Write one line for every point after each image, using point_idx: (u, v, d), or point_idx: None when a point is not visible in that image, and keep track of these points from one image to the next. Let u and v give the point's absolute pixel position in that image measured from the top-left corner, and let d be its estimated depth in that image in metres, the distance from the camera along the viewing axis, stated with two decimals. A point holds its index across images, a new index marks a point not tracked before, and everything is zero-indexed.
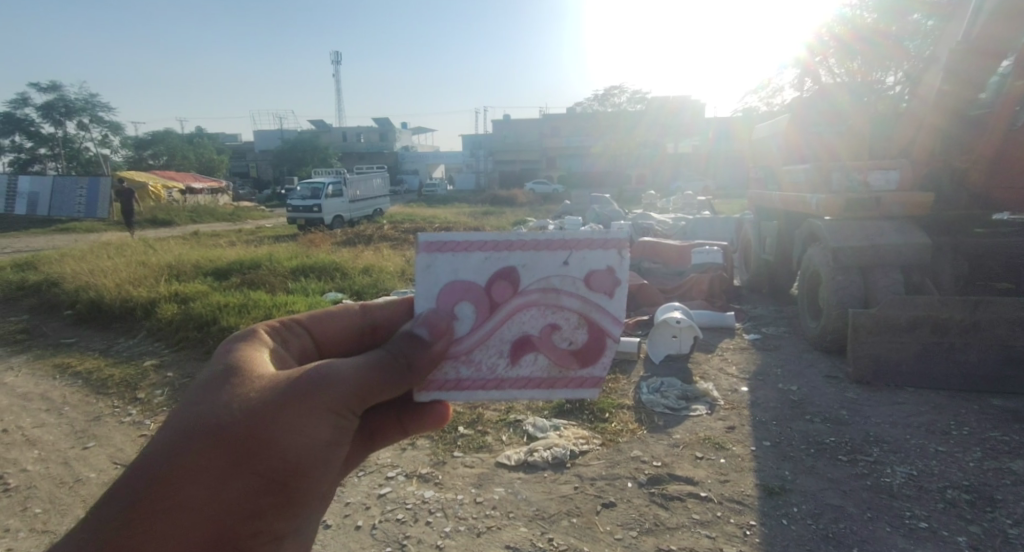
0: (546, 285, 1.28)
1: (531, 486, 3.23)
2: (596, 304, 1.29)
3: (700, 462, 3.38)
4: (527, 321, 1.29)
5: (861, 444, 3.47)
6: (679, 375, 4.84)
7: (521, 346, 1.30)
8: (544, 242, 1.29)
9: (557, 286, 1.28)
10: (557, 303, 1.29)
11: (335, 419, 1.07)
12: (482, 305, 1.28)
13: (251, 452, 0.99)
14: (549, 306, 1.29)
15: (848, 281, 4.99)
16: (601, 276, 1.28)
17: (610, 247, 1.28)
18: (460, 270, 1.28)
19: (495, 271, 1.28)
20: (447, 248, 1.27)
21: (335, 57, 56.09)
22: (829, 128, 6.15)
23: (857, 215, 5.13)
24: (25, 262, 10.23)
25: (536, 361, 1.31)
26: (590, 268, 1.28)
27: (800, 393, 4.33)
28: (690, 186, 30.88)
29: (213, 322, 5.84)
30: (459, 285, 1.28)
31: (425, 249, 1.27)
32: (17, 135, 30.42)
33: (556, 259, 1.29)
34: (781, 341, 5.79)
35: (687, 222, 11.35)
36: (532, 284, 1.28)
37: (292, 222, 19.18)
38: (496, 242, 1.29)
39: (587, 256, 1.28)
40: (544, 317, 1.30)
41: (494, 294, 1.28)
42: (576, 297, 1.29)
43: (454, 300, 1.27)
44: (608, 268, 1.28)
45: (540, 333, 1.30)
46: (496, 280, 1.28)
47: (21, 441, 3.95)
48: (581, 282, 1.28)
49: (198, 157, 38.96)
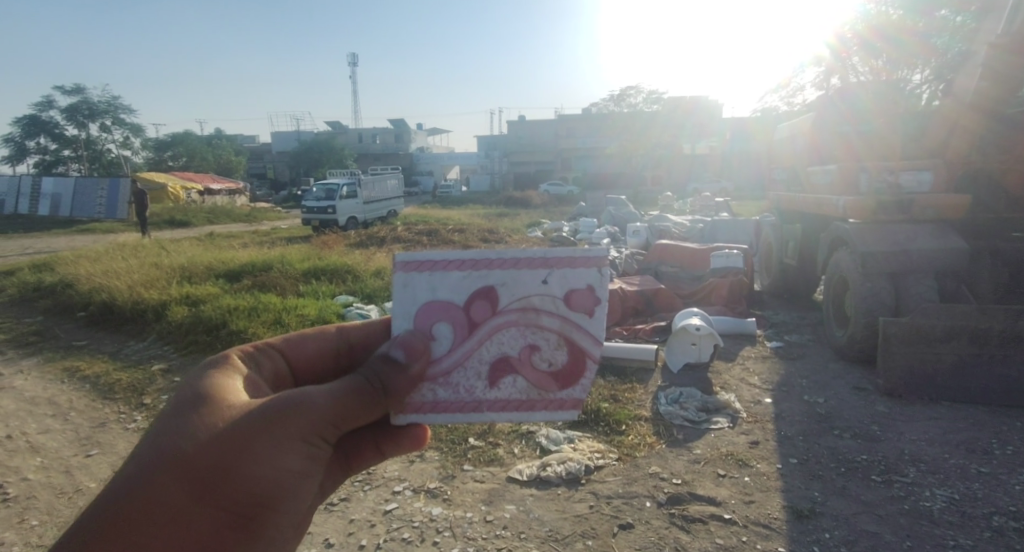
0: (525, 303, 1.21)
1: (544, 504, 3.07)
2: (575, 324, 1.20)
3: (723, 481, 3.20)
4: (506, 340, 1.21)
5: (896, 463, 3.26)
6: (699, 385, 4.65)
7: (500, 366, 1.22)
8: (522, 259, 1.22)
9: (536, 305, 1.21)
10: (535, 322, 1.21)
11: (305, 443, 1.03)
12: (460, 324, 1.21)
13: (217, 479, 0.95)
14: (528, 325, 1.21)
15: (877, 287, 4.74)
16: (581, 294, 1.20)
17: (591, 264, 1.20)
18: (438, 288, 1.23)
19: (473, 289, 1.22)
20: (426, 267, 1.24)
21: (351, 59, 56.59)
22: (850, 128, 5.89)
23: (884, 219, 4.90)
24: (43, 263, 10.33)
25: (516, 383, 1.22)
26: (570, 286, 1.20)
27: (828, 406, 4.12)
28: (707, 187, 30.50)
29: (222, 325, 5.76)
30: (437, 303, 1.22)
31: (403, 268, 1.23)
32: (41, 136, 31.06)
33: (535, 276, 1.21)
34: (805, 349, 5.57)
35: (705, 224, 11.11)
36: (511, 303, 1.21)
37: (307, 222, 19.23)
38: (476, 259, 1.23)
39: (567, 274, 1.20)
40: (523, 338, 1.22)
41: (472, 313, 1.22)
42: (554, 316, 1.20)
43: (432, 318, 1.22)
44: (587, 287, 1.19)
45: (519, 354, 1.22)
46: (474, 299, 1.22)
47: (25, 448, 3.94)
48: (561, 301, 1.20)
49: (215, 158, 39.44)
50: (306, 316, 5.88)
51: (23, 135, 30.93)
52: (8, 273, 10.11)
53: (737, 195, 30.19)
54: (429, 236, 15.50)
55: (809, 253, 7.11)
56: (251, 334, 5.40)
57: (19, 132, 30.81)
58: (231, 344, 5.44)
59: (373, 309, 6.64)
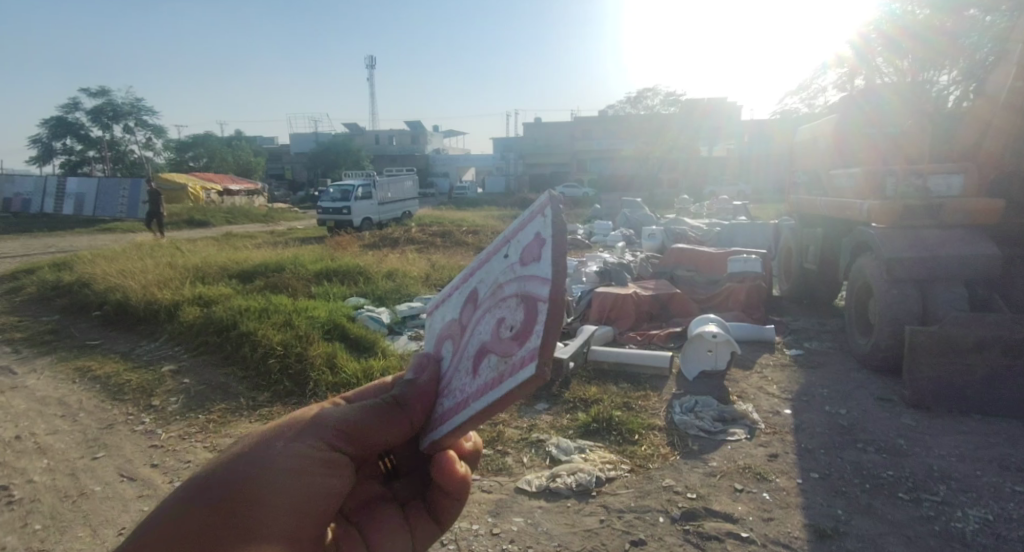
0: (494, 286, 1.05)
1: (553, 517, 2.96)
2: (527, 274, 0.91)
3: (740, 496, 3.06)
4: (482, 329, 1.03)
5: (925, 480, 3.10)
6: (715, 394, 4.51)
7: (480, 356, 1.00)
8: (495, 250, 1.12)
9: (501, 282, 1.03)
10: (501, 298, 1.00)
11: (312, 443, 1.02)
12: (458, 335, 1.15)
13: (229, 478, 0.94)
14: (496, 304, 1.01)
15: (904, 294, 4.56)
16: (529, 245, 0.96)
17: (536, 212, 0.98)
18: (450, 316, 1.25)
19: (467, 300, 1.18)
20: (444, 305, 1.30)
21: (369, 61, 56.91)
22: (877, 130, 5.70)
23: (913, 223, 4.72)
24: (62, 262, 10.47)
25: (489, 364, 0.94)
26: (524, 245, 0.98)
27: (851, 418, 3.95)
28: (724, 189, 30.17)
29: (233, 326, 5.75)
30: (448, 328, 1.22)
31: (431, 316, 1.35)
32: (66, 137, 31.65)
33: (503, 258, 1.06)
34: (826, 358, 5.39)
35: (722, 228, 10.90)
36: (486, 294, 1.08)
37: (322, 223, 19.31)
38: (471, 276, 1.21)
39: (520, 236, 1.00)
40: (495, 319, 1.00)
41: (465, 321, 1.14)
42: (513, 282, 0.97)
43: (445, 342, 1.20)
44: (535, 235, 0.94)
45: (491, 337, 0.98)
46: (467, 308, 1.16)
47: (32, 449, 3.95)
48: (517, 264, 0.97)
49: (235, 158, 39.93)
50: (316, 317, 5.83)
51: (49, 136, 31.52)
52: (27, 272, 10.24)
53: (755, 197, 29.79)
54: (443, 237, 15.44)
55: (831, 258, 6.91)
56: (260, 336, 5.36)
57: (46, 133, 31.46)
58: (240, 346, 5.41)
59: (384, 312, 6.59)
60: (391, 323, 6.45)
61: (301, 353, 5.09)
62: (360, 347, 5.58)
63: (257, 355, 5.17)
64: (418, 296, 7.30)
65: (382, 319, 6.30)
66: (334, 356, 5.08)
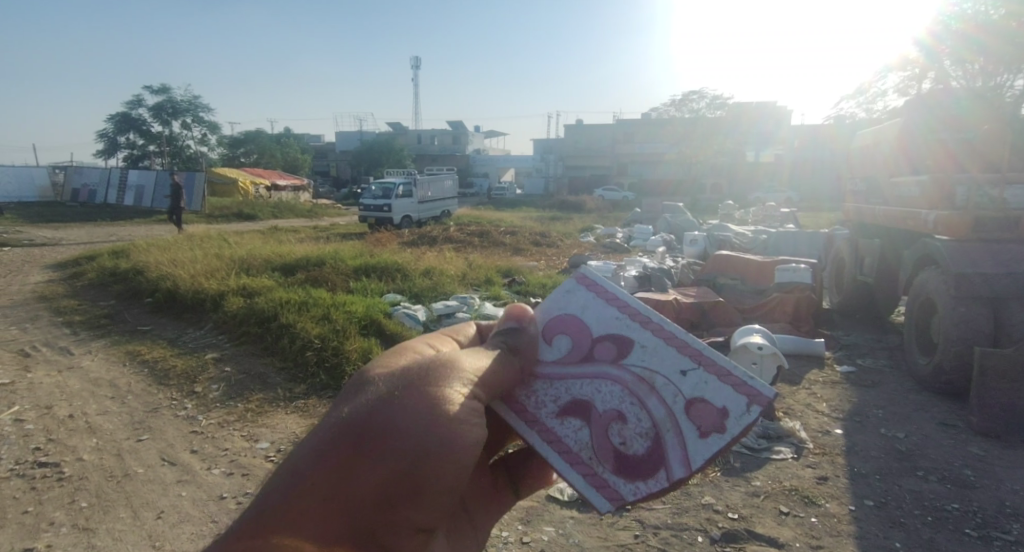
0: (645, 374, 1.09)
1: (586, 529, 2.87)
2: (680, 430, 1.02)
3: (786, 519, 2.90)
4: (606, 393, 1.10)
5: (995, 517, 2.88)
6: (759, 409, 4.31)
7: (578, 407, 1.10)
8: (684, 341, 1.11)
9: (656, 383, 1.08)
10: (643, 398, 1.07)
11: (469, 422, 0.94)
12: (579, 349, 1.16)
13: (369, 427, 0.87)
14: (636, 397, 1.08)
15: (973, 313, 4.26)
16: (706, 409, 1.02)
17: (743, 392, 1.02)
18: (588, 312, 1.20)
19: (614, 332, 1.16)
20: (596, 288, 1.24)
21: (415, 63, 58.01)
22: (952, 134, 5.36)
23: (985, 237, 4.46)
24: (119, 250, 10.92)
25: (579, 431, 1.08)
26: (704, 395, 1.04)
27: (909, 443, 3.72)
28: (773, 198, 29.31)
29: (274, 318, 5.85)
30: (574, 320, 1.20)
31: (580, 281, 1.24)
32: (130, 132, 33.19)
33: (673, 362, 1.09)
34: (882, 377, 5.09)
35: (768, 235, 10.54)
36: (634, 364, 1.11)
37: (364, 220, 19.64)
38: (642, 312, 1.17)
39: (710, 382, 1.04)
40: (620, 402, 1.08)
41: (597, 352, 1.15)
42: (663, 404, 1.06)
43: (557, 331, 1.19)
44: (721, 409, 1.01)
45: (603, 411, 1.09)
46: (605, 341, 1.15)
47: (83, 428, 4.11)
48: (683, 399, 1.05)
49: (284, 156, 41.13)
50: (354, 312, 5.88)
51: (115, 131, 33.05)
52: (87, 258, 10.74)
53: (807, 205, 28.86)
54: (482, 237, 15.49)
55: (889, 271, 6.56)
56: (300, 328, 5.44)
57: (111, 127, 32.98)
58: (280, 338, 5.50)
59: (420, 309, 6.61)
60: (427, 322, 6.45)
61: (338, 347, 5.13)
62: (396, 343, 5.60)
63: (296, 348, 5.24)
64: (454, 296, 7.32)
65: (418, 316, 6.32)
66: (370, 351, 5.10)
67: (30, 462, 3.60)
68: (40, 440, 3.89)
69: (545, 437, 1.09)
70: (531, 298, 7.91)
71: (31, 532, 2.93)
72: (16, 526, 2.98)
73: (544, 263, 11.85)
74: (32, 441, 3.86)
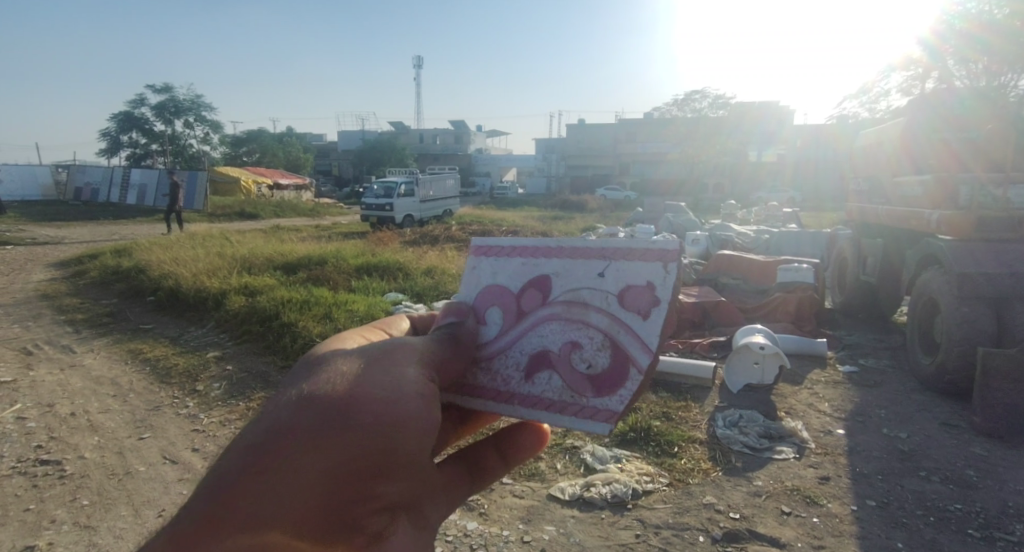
0: (573, 296, 1.23)
1: (587, 528, 2.87)
2: (624, 323, 1.14)
3: (788, 519, 2.89)
4: (550, 334, 1.23)
5: (998, 518, 2.87)
6: (761, 409, 4.30)
7: (539, 361, 1.22)
8: (586, 252, 1.27)
9: (586, 299, 1.21)
10: (582, 318, 1.20)
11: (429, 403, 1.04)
12: (510, 311, 1.31)
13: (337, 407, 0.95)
14: (575, 320, 1.21)
15: (975, 313, 4.25)
16: (636, 291, 1.15)
17: (652, 259, 1.15)
18: (499, 273, 1.39)
19: (533, 279, 1.32)
20: (495, 253, 1.43)
21: (417, 62, 58.00)
22: (955, 133, 5.35)
23: (988, 237, 4.44)
24: (121, 248, 10.92)
25: (551, 380, 1.19)
26: (627, 281, 1.18)
27: (911, 443, 3.70)
28: (776, 198, 29.25)
29: (275, 317, 5.85)
30: (497, 288, 1.37)
31: (478, 254, 1.45)
32: (133, 131, 33.23)
33: (592, 269, 1.24)
34: (884, 377, 5.08)
35: (770, 235, 10.51)
36: (559, 295, 1.26)
37: (366, 219, 19.64)
38: (542, 249, 1.34)
39: (623, 269, 1.19)
40: (567, 333, 1.22)
41: (524, 303, 1.30)
42: (602, 314, 1.18)
43: (488, 304, 1.36)
44: (645, 284, 1.15)
45: (559, 350, 1.21)
46: (529, 289, 1.31)
47: (85, 426, 4.11)
48: (614, 297, 1.17)
49: (286, 155, 41.16)
50: (356, 311, 5.88)
51: (118, 130, 33.08)
52: (90, 257, 10.77)
53: (809, 205, 28.84)
54: (484, 237, 15.48)
55: (892, 271, 6.55)
56: (301, 327, 5.45)
57: (114, 126, 33.06)
58: (282, 336, 5.50)
59: (421, 308, 6.61)
60: None
61: None
62: None
63: (298, 347, 5.24)
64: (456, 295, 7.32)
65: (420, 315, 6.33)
66: None
67: (32, 460, 3.61)
68: (42, 438, 3.89)
69: (523, 402, 1.20)
70: None
71: (33, 529, 2.93)
72: (18, 524, 2.98)
73: None
74: (34, 439, 3.87)
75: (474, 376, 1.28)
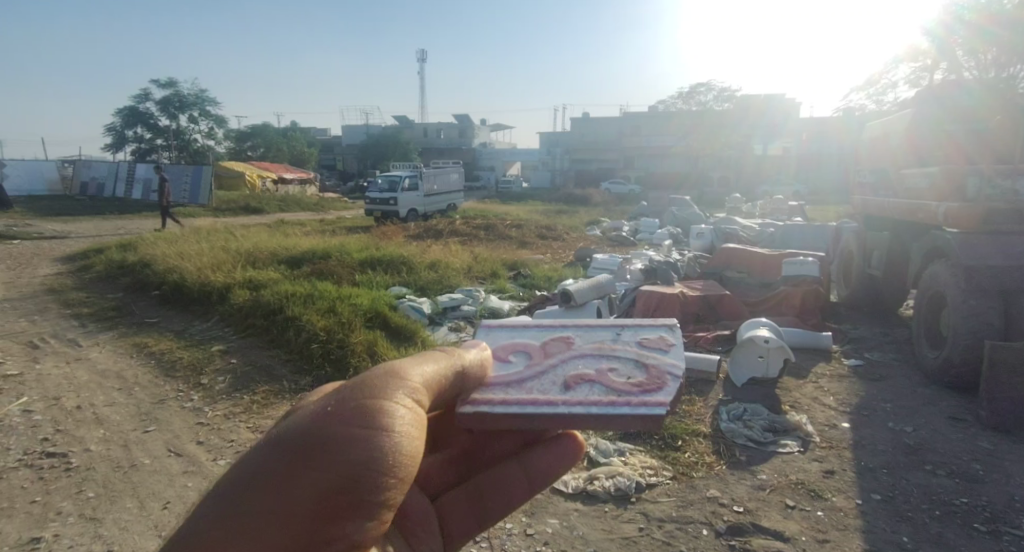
0: (599, 345, 1.31)
1: (590, 522, 2.86)
2: (656, 352, 1.24)
3: (792, 513, 2.88)
4: (582, 362, 1.23)
5: (1005, 512, 2.85)
6: (766, 402, 4.28)
7: (575, 377, 1.16)
8: (598, 325, 1.42)
9: (610, 345, 1.30)
10: (611, 352, 1.26)
11: (413, 432, 0.93)
12: (533, 352, 1.30)
13: (318, 432, 0.87)
14: (605, 353, 1.26)
15: (983, 307, 4.21)
16: (656, 340, 1.31)
17: (662, 326, 1.38)
18: (512, 338, 1.40)
19: (549, 339, 1.38)
20: (503, 328, 1.45)
21: (421, 56, 57.86)
22: (962, 126, 5.30)
23: (995, 230, 4.40)
24: (127, 243, 10.96)
25: (594, 388, 1.11)
26: (645, 336, 1.33)
27: (917, 437, 3.68)
28: (781, 191, 29.09)
29: (279, 310, 5.86)
30: (510, 343, 1.36)
31: (486, 328, 1.46)
32: (138, 126, 33.31)
33: (610, 334, 1.37)
34: (890, 370, 5.05)
35: (776, 229, 10.45)
36: (583, 343, 1.33)
37: (370, 213, 19.65)
38: (553, 327, 1.45)
39: (641, 331, 1.36)
40: (600, 361, 1.23)
41: (547, 348, 1.32)
42: (630, 349, 1.27)
43: (506, 351, 1.32)
44: (663, 337, 1.32)
45: (595, 370, 1.19)
46: (550, 343, 1.35)
47: (90, 419, 4.14)
48: (637, 342, 1.30)
49: (290, 149, 41.17)
50: (359, 305, 5.89)
51: (123, 125, 33.17)
52: (95, 251, 10.83)
53: (814, 198, 28.67)
54: (488, 230, 15.45)
55: (899, 264, 6.50)
56: (304, 321, 5.45)
57: (119, 121, 33.14)
58: (285, 330, 5.51)
59: (425, 302, 6.61)
60: (432, 314, 6.46)
61: (343, 339, 5.13)
62: (400, 336, 5.61)
63: (302, 340, 5.24)
64: (459, 289, 7.31)
65: (424, 309, 6.33)
66: (375, 344, 5.11)
67: (38, 453, 3.63)
68: (48, 431, 3.92)
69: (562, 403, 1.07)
70: (537, 291, 7.91)
71: (39, 521, 2.96)
72: (24, 515, 3.00)
73: (550, 256, 11.82)
74: (41, 432, 3.90)
75: (500, 389, 1.13)
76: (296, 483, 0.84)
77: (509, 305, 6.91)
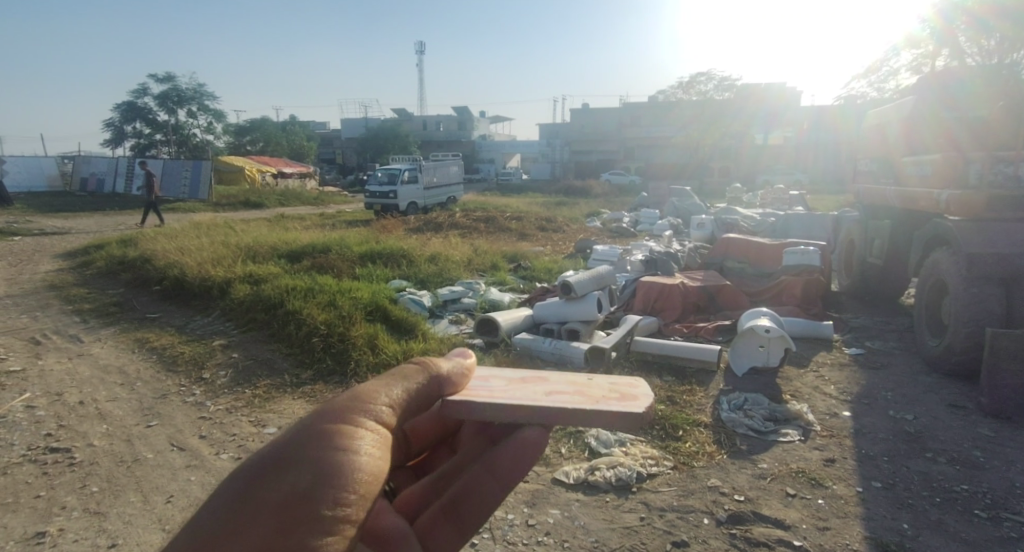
0: (572, 378, 1.31)
1: (591, 511, 2.88)
2: (624, 384, 1.24)
3: (792, 502, 2.89)
4: (558, 386, 1.22)
5: (1006, 498, 2.86)
6: (766, 392, 4.29)
7: (553, 393, 1.14)
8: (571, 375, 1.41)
9: (582, 379, 1.30)
10: (584, 383, 1.26)
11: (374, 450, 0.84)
12: (513, 381, 1.27)
13: (276, 455, 0.81)
14: (578, 383, 1.25)
15: (984, 294, 4.21)
16: (623, 380, 1.32)
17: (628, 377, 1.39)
18: (493, 373, 1.38)
19: (526, 375, 1.35)
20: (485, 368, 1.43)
21: (419, 48, 57.50)
22: (959, 114, 5.32)
23: (997, 216, 4.39)
24: (127, 238, 10.96)
25: (571, 396, 1.10)
26: (613, 378, 1.33)
27: (918, 425, 3.69)
28: (782, 181, 29.08)
29: (280, 304, 5.87)
30: (492, 376, 1.33)
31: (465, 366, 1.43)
32: (136, 121, 33.18)
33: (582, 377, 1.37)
34: (891, 359, 5.05)
35: (776, 218, 10.43)
36: (559, 378, 1.32)
37: (370, 207, 19.69)
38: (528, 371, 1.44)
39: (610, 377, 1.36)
40: (576, 386, 1.22)
41: (525, 379, 1.30)
42: (601, 382, 1.26)
43: (488, 379, 1.29)
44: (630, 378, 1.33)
45: (571, 390, 1.18)
46: (527, 377, 1.32)
47: (93, 414, 4.16)
48: (606, 380, 1.30)
49: (289, 143, 41.05)
50: (360, 298, 5.89)
51: (121, 120, 33.02)
52: (96, 246, 10.81)
53: (815, 187, 28.67)
54: (488, 222, 15.43)
55: (899, 253, 6.49)
56: (305, 315, 5.46)
57: (117, 116, 32.95)
58: (286, 324, 5.52)
59: (425, 295, 6.62)
60: (432, 307, 6.47)
61: (344, 333, 5.13)
62: (401, 329, 5.62)
63: (302, 334, 5.25)
64: (459, 282, 7.31)
65: (423, 302, 6.33)
66: (376, 337, 5.12)
67: (42, 448, 3.65)
68: (51, 426, 3.93)
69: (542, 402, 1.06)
70: (537, 283, 7.91)
71: (44, 516, 2.97)
72: (29, 510, 3.02)
73: (551, 248, 11.81)
74: (44, 428, 3.91)
75: (491, 392, 1.11)
76: (255, 511, 0.74)
77: (509, 297, 6.91)
